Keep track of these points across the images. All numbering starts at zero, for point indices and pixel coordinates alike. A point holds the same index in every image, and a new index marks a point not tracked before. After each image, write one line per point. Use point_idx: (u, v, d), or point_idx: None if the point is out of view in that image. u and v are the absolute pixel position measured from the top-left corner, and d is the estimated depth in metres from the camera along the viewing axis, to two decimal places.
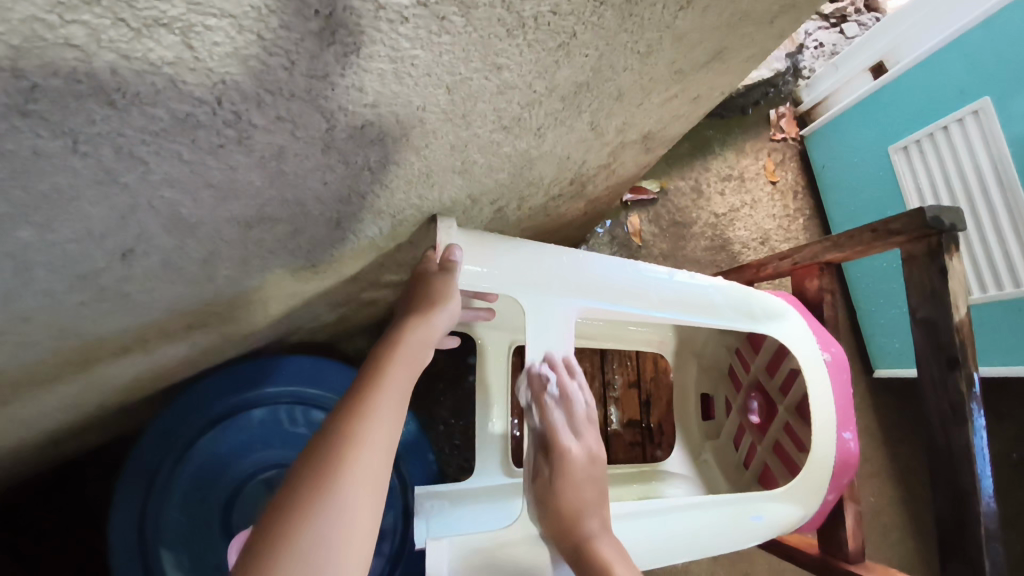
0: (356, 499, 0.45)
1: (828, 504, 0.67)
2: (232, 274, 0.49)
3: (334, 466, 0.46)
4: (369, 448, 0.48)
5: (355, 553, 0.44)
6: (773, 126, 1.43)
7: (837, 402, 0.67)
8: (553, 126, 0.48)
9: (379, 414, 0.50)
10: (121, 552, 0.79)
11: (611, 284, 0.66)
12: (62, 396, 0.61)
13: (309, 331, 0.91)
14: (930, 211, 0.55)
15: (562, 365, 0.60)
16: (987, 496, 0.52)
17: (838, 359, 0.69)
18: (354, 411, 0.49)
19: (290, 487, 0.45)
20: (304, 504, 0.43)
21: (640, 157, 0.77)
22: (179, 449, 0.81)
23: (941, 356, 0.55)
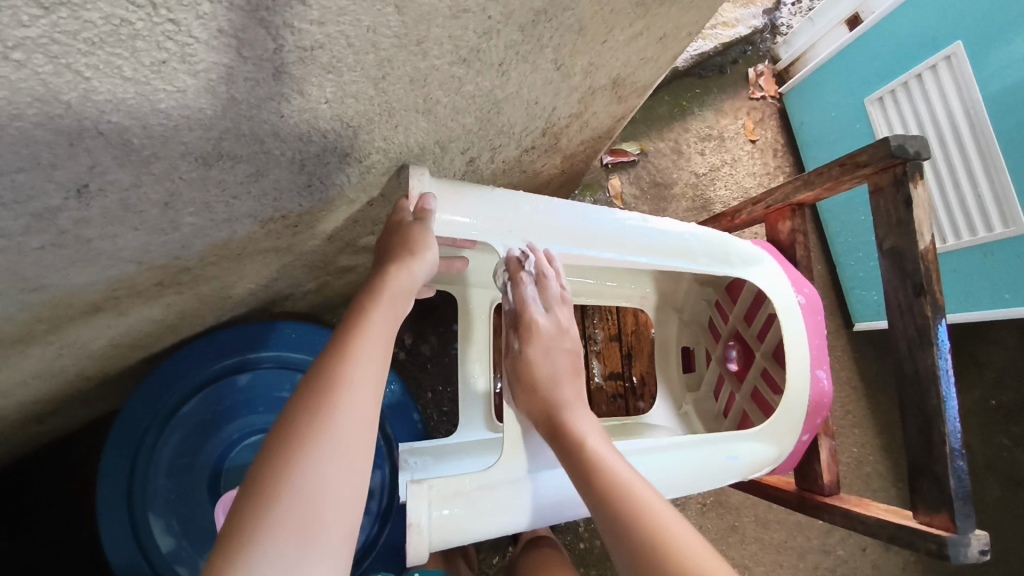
0: (336, 454, 0.45)
1: (802, 445, 0.69)
2: (198, 222, 0.48)
3: (319, 417, 0.46)
4: (350, 406, 0.47)
5: (342, 505, 0.45)
6: (752, 85, 1.43)
7: (810, 342, 0.68)
8: (515, 61, 0.49)
9: (365, 356, 0.50)
10: (110, 519, 0.79)
11: (586, 232, 0.66)
12: (36, 360, 0.60)
13: (291, 298, 0.91)
14: (895, 140, 0.56)
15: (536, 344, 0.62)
16: (953, 416, 0.54)
17: (811, 303, 0.70)
18: (333, 366, 0.49)
19: (274, 443, 0.46)
20: (286, 462, 0.44)
21: (612, 106, 0.77)
22: (165, 414, 0.81)
23: (907, 286, 0.57)
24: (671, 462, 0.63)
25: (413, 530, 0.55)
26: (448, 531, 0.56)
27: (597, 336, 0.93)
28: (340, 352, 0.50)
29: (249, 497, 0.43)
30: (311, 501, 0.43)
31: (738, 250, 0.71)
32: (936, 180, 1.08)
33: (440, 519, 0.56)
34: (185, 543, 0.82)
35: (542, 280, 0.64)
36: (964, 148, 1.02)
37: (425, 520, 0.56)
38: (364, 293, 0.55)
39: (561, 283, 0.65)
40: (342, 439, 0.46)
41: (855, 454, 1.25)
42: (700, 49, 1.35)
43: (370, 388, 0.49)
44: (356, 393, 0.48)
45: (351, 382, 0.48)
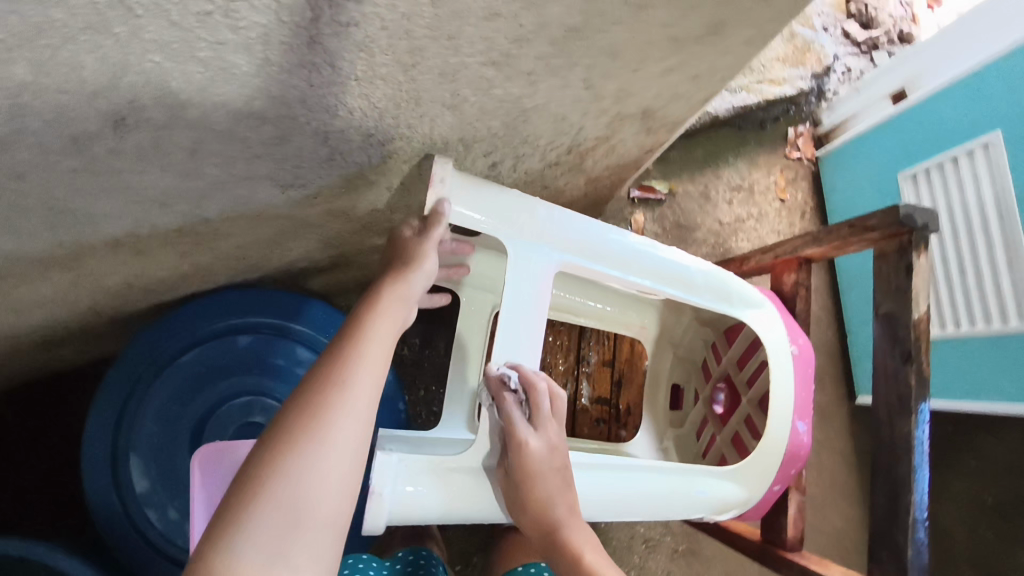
0: (328, 456, 0.46)
1: (774, 494, 0.69)
2: (223, 175, 0.51)
3: (314, 417, 0.47)
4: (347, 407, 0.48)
5: (331, 505, 0.45)
6: (789, 145, 1.44)
7: (797, 393, 0.68)
8: (545, 74, 0.51)
9: (361, 360, 0.51)
10: (95, 450, 0.82)
11: (595, 246, 0.67)
12: (52, 286, 0.63)
13: (304, 272, 0.94)
14: (904, 208, 0.56)
15: (529, 467, 0.57)
16: (920, 488, 0.54)
17: (804, 353, 0.70)
18: (330, 370, 0.50)
19: (270, 439, 0.47)
20: (280, 460, 0.45)
21: (640, 137, 0.79)
22: (163, 362, 0.84)
23: (897, 352, 0.57)
24: (639, 483, 0.63)
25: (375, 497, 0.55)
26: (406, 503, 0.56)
27: (591, 359, 0.94)
28: (339, 356, 0.52)
29: (245, 491, 0.44)
30: (302, 497, 0.44)
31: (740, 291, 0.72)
32: (956, 265, 1.07)
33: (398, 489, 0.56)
34: (158, 488, 0.84)
35: (544, 283, 0.65)
36: (990, 238, 1.01)
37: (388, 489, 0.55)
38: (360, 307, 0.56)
39: (552, 396, 0.61)
40: (337, 438, 0.47)
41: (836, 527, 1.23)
42: (744, 102, 1.35)
43: (366, 391, 0.50)
44: (350, 401, 0.49)
45: (344, 387, 0.49)
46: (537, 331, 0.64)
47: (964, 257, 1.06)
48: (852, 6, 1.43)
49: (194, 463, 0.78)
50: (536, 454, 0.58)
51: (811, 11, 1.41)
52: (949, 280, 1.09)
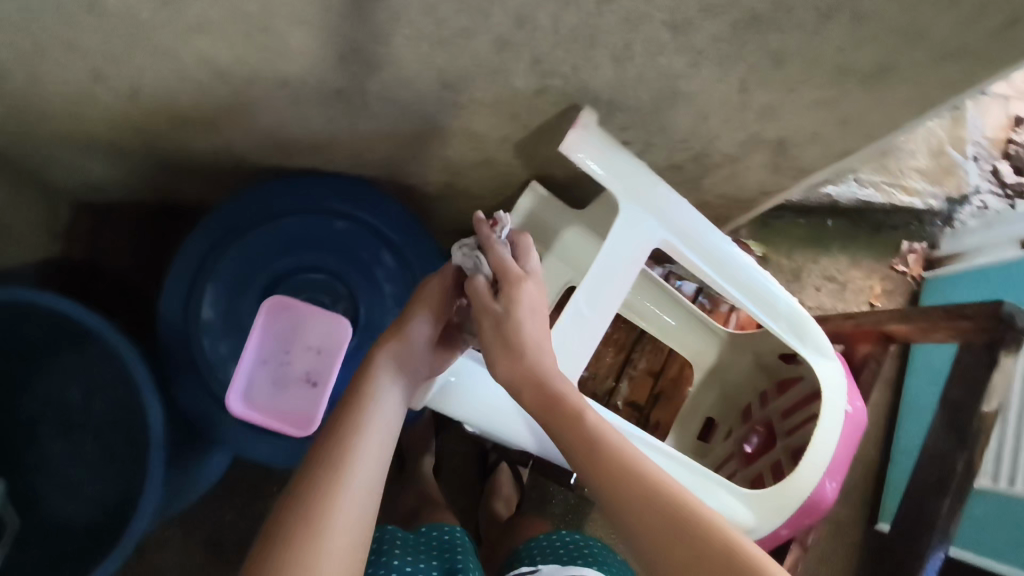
0: (352, 493, 0.54)
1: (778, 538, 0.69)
2: (402, 50, 0.57)
3: (334, 472, 0.54)
4: (361, 460, 0.56)
5: (359, 535, 0.53)
6: (898, 257, 1.40)
7: (837, 452, 0.69)
8: (711, 60, 0.55)
9: (370, 422, 0.59)
10: (181, 265, 0.89)
11: (698, 240, 0.69)
12: (219, 100, 0.72)
13: (410, 189, 1.00)
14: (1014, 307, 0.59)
15: (518, 305, 0.62)
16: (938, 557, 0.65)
17: (856, 416, 0.70)
18: (342, 432, 0.58)
19: (289, 504, 0.53)
20: (308, 510, 0.52)
21: (765, 173, 0.81)
22: (268, 216, 0.91)
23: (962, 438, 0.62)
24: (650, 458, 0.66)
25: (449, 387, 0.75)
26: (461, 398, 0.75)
27: (638, 364, 0.93)
28: (348, 420, 0.59)
29: (282, 534, 0.51)
30: (336, 531, 0.51)
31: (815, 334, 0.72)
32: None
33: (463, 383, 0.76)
34: (220, 320, 0.91)
35: (640, 254, 0.69)
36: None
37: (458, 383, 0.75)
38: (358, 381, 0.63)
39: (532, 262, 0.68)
40: (355, 483, 0.54)
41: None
42: (868, 198, 1.34)
43: (376, 441, 0.58)
44: (363, 451, 0.57)
45: (359, 443, 0.57)
46: (618, 294, 0.69)
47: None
48: (1013, 145, 1.37)
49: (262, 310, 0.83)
50: (527, 291, 0.63)
51: (966, 135, 1.37)
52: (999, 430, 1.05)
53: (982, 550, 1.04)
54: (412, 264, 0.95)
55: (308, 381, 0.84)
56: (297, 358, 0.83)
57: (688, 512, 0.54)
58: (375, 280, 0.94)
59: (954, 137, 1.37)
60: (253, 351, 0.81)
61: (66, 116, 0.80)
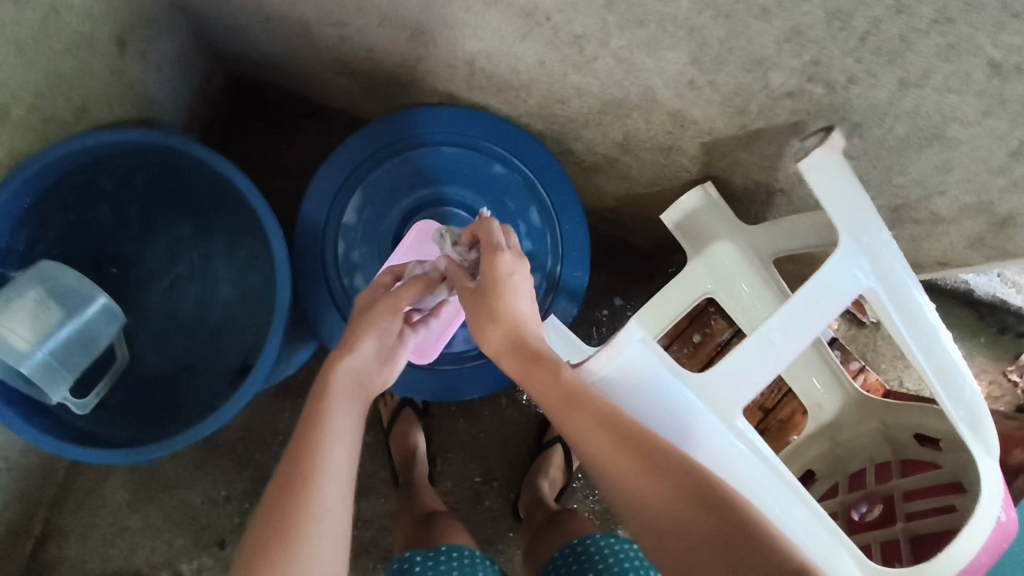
0: (331, 478, 0.55)
1: None
2: (680, 14, 0.54)
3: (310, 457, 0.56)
4: (335, 447, 0.57)
5: (339, 522, 0.54)
6: (1015, 365, 1.32)
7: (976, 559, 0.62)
8: (1007, 113, 0.51)
9: (343, 409, 0.61)
10: (337, 163, 0.88)
11: (902, 291, 0.66)
12: (446, 12, 0.69)
13: (569, 155, 0.98)
14: None
15: (497, 282, 0.66)
16: None
17: (1008, 528, 0.63)
18: (316, 420, 0.60)
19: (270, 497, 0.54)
20: (290, 497, 0.53)
21: (960, 243, 0.76)
22: (430, 137, 0.90)
23: None
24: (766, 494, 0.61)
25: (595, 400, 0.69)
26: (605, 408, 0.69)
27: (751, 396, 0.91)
28: (321, 409, 0.61)
29: (265, 529, 0.52)
30: (317, 515, 0.52)
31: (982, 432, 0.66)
32: None
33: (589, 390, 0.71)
34: (359, 229, 0.91)
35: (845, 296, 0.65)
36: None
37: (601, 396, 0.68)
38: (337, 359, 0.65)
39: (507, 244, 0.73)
40: (333, 468, 0.56)
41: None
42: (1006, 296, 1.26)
43: (350, 424, 0.60)
44: (337, 435, 0.59)
45: (332, 427, 0.59)
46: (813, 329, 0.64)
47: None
48: None
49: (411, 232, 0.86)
50: (502, 266, 0.66)
51: None
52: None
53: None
54: (556, 226, 0.92)
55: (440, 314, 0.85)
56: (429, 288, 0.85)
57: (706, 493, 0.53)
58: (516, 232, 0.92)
59: None
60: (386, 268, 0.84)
61: None
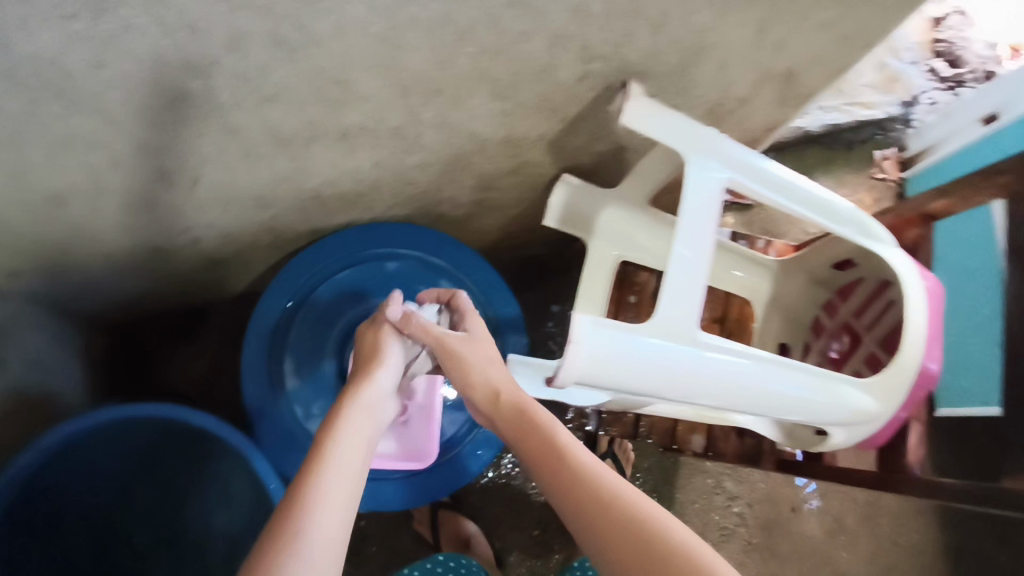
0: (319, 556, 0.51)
1: (897, 422, 0.72)
2: (466, 67, 0.62)
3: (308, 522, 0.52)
4: (328, 515, 0.54)
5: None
6: (875, 166, 1.49)
7: (931, 327, 0.70)
8: (733, 8, 0.62)
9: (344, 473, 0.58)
10: (254, 345, 0.91)
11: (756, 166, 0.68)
12: (279, 168, 0.74)
13: (443, 217, 1.04)
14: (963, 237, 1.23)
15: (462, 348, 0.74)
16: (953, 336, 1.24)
17: (937, 289, 0.70)
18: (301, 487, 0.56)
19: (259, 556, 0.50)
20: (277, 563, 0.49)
21: (772, 109, 0.88)
22: (323, 276, 0.94)
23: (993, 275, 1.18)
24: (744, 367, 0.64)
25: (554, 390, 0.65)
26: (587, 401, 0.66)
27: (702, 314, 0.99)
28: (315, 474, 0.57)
29: None
30: None
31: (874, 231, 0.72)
32: None
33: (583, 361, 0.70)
34: (305, 388, 0.91)
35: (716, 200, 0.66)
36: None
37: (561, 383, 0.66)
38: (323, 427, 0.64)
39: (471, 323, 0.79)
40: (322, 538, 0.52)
41: (891, 509, 1.33)
42: (834, 121, 1.44)
43: (345, 498, 0.57)
44: (331, 497, 0.56)
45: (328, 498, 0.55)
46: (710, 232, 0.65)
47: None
48: (939, 44, 1.50)
49: None
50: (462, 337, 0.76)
51: (898, 45, 1.49)
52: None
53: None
54: (469, 285, 0.98)
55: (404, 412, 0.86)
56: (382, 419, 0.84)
57: (650, 528, 0.57)
58: None
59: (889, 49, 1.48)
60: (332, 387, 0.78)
61: (116, 226, 0.80)
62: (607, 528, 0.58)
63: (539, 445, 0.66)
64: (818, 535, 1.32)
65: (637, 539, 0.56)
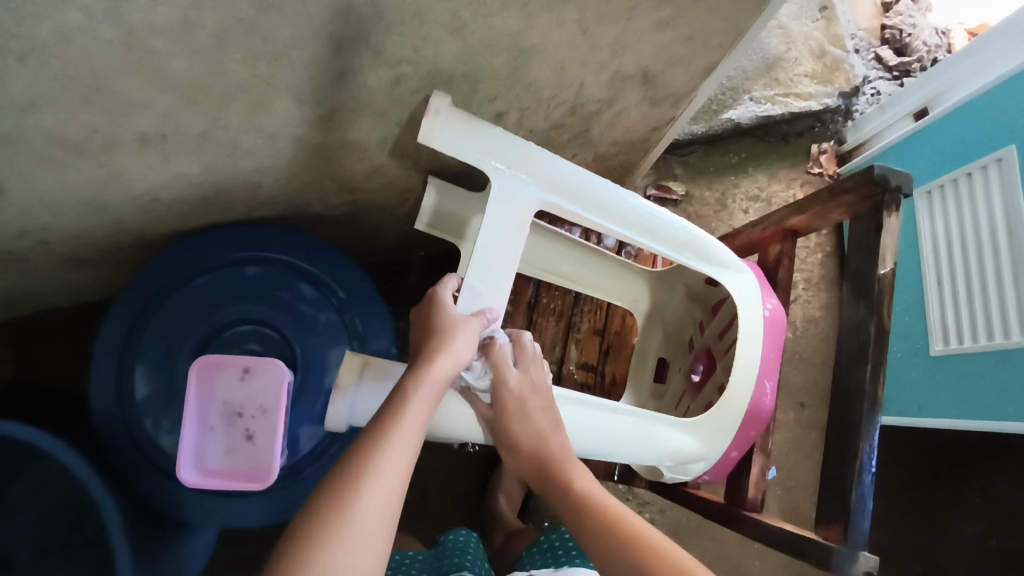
0: (354, 558, 0.49)
1: (729, 460, 0.75)
2: (246, 72, 0.56)
3: (340, 525, 0.49)
4: (365, 516, 0.51)
5: None
6: (812, 160, 1.42)
7: (765, 357, 0.73)
8: (538, 8, 0.55)
9: (389, 457, 0.55)
10: (104, 353, 0.88)
11: (578, 190, 0.69)
12: (87, 179, 0.68)
13: (317, 220, 0.98)
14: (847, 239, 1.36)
15: (518, 408, 0.67)
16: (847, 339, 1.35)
17: (775, 319, 0.74)
18: (348, 479, 0.52)
19: (297, 548, 0.48)
20: (298, 560, 0.47)
21: (646, 110, 0.82)
22: (177, 282, 0.90)
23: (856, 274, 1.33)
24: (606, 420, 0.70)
25: (339, 394, 0.63)
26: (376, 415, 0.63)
27: (582, 325, 0.95)
28: (359, 461, 0.54)
29: None
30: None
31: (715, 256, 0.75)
32: (965, 285, 1.08)
33: (380, 371, 0.64)
34: (158, 397, 0.89)
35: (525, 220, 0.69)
36: (982, 257, 1.05)
37: (352, 390, 0.64)
38: (394, 398, 0.60)
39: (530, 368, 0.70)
40: (355, 539, 0.49)
41: (806, 516, 1.30)
42: (768, 113, 1.36)
43: (393, 482, 0.54)
44: (371, 492, 0.52)
45: (366, 491, 0.52)
46: (512, 261, 0.69)
47: (952, 281, 1.12)
48: (886, 31, 1.41)
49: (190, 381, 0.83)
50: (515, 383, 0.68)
51: (841, 32, 1.42)
52: (930, 306, 1.17)
53: (923, 413, 1.18)
54: (335, 291, 0.95)
55: (240, 423, 0.84)
56: (228, 437, 0.84)
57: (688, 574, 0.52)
58: (303, 315, 0.94)
59: (831, 36, 1.42)
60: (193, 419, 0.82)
61: None
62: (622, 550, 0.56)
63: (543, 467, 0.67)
64: (731, 543, 1.29)
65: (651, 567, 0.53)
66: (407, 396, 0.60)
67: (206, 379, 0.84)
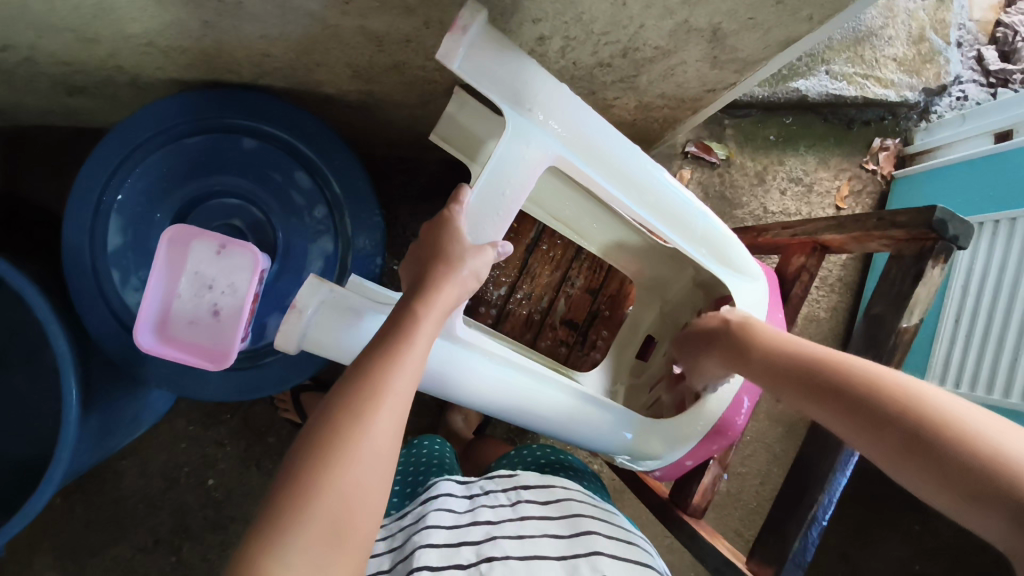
0: (365, 476, 0.47)
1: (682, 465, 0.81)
2: None
3: (351, 449, 0.47)
4: (376, 435, 0.48)
5: (372, 505, 0.47)
6: (870, 154, 1.31)
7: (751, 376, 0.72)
8: None
9: (400, 374, 0.52)
10: (79, 198, 0.82)
11: (593, 150, 0.66)
12: (70, 7, 0.61)
13: (328, 103, 0.91)
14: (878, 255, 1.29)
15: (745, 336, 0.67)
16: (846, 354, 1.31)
17: None
18: (358, 401, 0.49)
19: (303, 466, 0.46)
20: (308, 480, 0.45)
21: (706, 69, 0.72)
22: (167, 135, 0.83)
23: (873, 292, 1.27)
24: (585, 416, 0.75)
25: (295, 312, 0.64)
26: (325, 340, 0.65)
27: (576, 282, 0.94)
28: (367, 382, 0.51)
29: (290, 503, 0.44)
30: (347, 504, 0.45)
31: (724, 254, 0.72)
32: (983, 329, 1.02)
33: (346, 298, 0.65)
34: (133, 252, 0.86)
35: (532, 169, 0.66)
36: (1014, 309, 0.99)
37: (309, 310, 0.64)
38: (399, 318, 0.56)
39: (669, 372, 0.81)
40: (368, 457, 0.47)
41: (747, 503, 1.29)
42: (841, 92, 1.24)
43: (402, 400, 0.51)
44: (384, 412, 0.49)
45: (379, 410, 0.49)
46: (514, 201, 0.67)
47: (971, 321, 1.05)
48: (999, 29, 1.26)
49: (162, 244, 0.78)
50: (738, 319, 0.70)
51: (949, 18, 1.27)
52: (938, 340, 1.10)
53: None
54: (330, 184, 0.89)
55: (208, 297, 0.81)
56: (196, 308, 0.81)
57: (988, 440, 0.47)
58: (293, 203, 0.91)
59: (936, 21, 1.26)
60: (164, 286, 0.79)
61: None
62: (887, 434, 0.52)
63: (766, 366, 0.64)
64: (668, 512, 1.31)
65: (974, 451, 0.47)
66: (418, 316, 0.56)
67: (178, 244, 0.79)
